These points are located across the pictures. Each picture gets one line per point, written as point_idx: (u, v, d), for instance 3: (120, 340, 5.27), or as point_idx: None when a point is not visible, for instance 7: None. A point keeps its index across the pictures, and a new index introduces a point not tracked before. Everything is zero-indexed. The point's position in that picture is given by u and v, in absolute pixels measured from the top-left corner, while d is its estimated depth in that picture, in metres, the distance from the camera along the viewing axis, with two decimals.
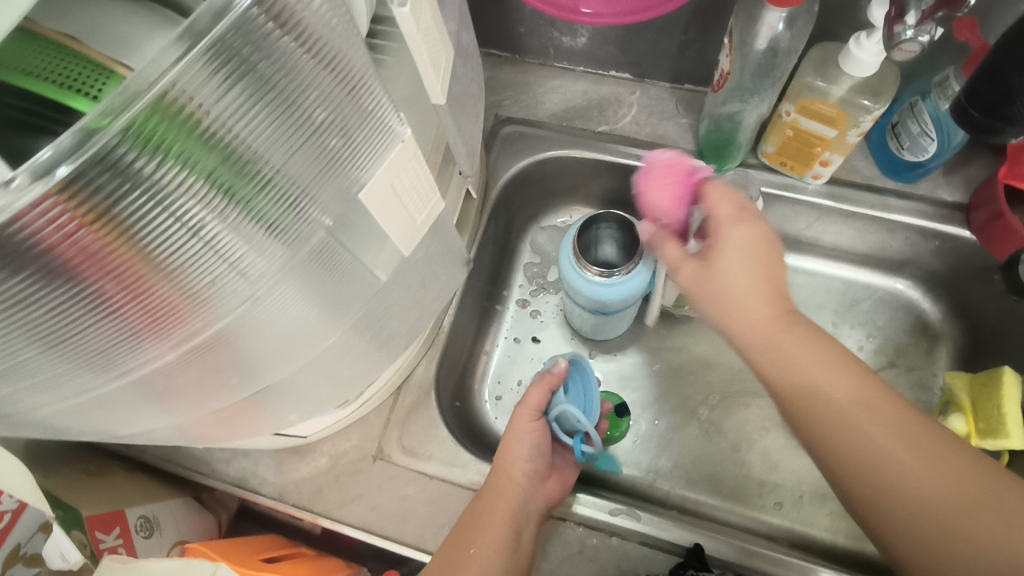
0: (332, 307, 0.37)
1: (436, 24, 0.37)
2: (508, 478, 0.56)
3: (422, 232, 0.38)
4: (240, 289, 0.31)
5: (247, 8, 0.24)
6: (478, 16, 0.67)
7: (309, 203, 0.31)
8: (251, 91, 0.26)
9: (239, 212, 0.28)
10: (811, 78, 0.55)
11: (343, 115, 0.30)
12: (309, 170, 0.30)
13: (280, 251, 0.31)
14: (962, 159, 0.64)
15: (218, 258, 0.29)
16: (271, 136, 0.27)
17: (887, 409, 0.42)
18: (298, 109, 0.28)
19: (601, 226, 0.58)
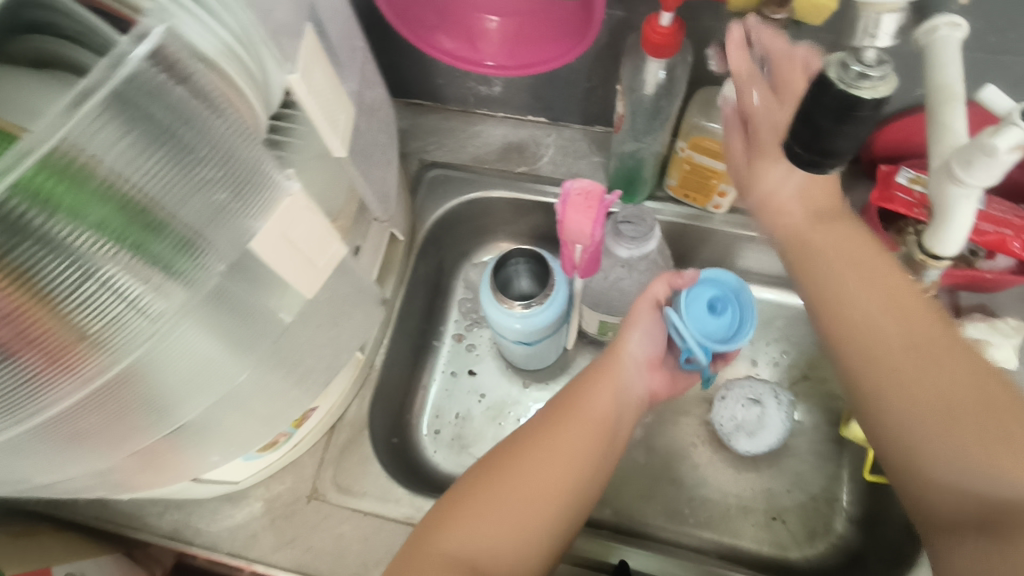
0: (235, 345, 0.38)
1: (331, 86, 0.40)
2: (616, 365, 0.58)
3: (324, 275, 0.41)
4: (141, 329, 0.32)
5: (141, 63, 0.27)
6: (398, 69, 0.72)
7: (207, 246, 0.33)
8: (146, 139, 0.29)
9: (135, 255, 0.30)
10: (698, 120, 0.60)
11: (235, 163, 0.33)
12: (206, 215, 0.32)
13: (181, 291, 0.33)
14: (846, 185, 0.68)
15: (116, 298, 0.30)
16: (165, 183, 0.30)
17: (934, 340, 0.41)
18: (190, 155, 0.30)
19: (516, 262, 0.61)
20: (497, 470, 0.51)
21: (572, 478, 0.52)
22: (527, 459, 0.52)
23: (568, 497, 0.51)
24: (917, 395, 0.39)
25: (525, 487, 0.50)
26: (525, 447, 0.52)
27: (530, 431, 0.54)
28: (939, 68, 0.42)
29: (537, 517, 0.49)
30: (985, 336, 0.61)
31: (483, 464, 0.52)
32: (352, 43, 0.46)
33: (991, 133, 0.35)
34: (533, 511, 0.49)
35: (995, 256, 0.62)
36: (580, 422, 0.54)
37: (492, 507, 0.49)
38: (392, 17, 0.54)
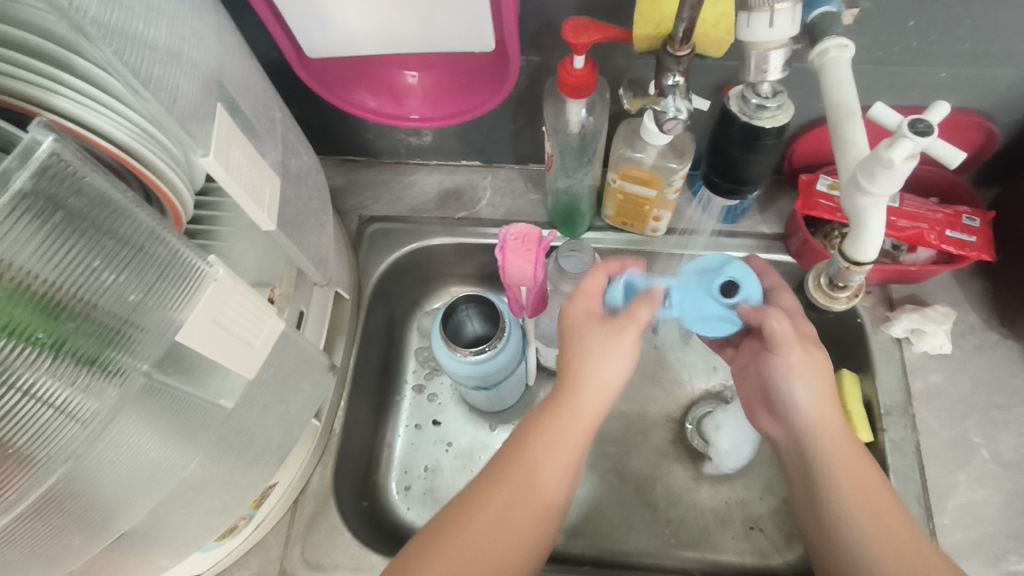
0: (173, 439, 0.36)
1: (250, 162, 0.40)
2: (580, 409, 0.51)
3: (264, 353, 0.39)
4: (73, 435, 0.30)
5: (52, 154, 0.24)
6: (327, 129, 0.72)
7: (137, 334, 0.31)
8: (58, 235, 0.26)
9: (59, 356, 0.28)
10: (624, 150, 0.62)
11: (152, 252, 0.30)
12: (127, 304, 0.30)
13: (112, 388, 0.30)
14: (772, 196, 0.71)
15: (43, 407, 0.28)
16: (81, 274, 0.28)
17: (866, 479, 0.50)
18: (109, 246, 0.28)
19: (461, 311, 0.61)
20: (488, 491, 0.50)
21: (553, 493, 0.50)
22: (509, 489, 0.49)
23: (551, 502, 0.50)
24: (841, 503, 0.49)
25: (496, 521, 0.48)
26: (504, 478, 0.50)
27: (519, 442, 0.52)
28: (832, 87, 0.45)
29: (516, 546, 0.48)
30: (918, 326, 0.64)
31: (460, 501, 0.50)
32: (269, 115, 0.46)
33: (884, 147, 0.37)
34: (513, 541, 0.48)
35: (916, 249, 0.65)
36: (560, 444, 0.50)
37: (479, 534, 0.48)
38: (309, 81, 0.54)
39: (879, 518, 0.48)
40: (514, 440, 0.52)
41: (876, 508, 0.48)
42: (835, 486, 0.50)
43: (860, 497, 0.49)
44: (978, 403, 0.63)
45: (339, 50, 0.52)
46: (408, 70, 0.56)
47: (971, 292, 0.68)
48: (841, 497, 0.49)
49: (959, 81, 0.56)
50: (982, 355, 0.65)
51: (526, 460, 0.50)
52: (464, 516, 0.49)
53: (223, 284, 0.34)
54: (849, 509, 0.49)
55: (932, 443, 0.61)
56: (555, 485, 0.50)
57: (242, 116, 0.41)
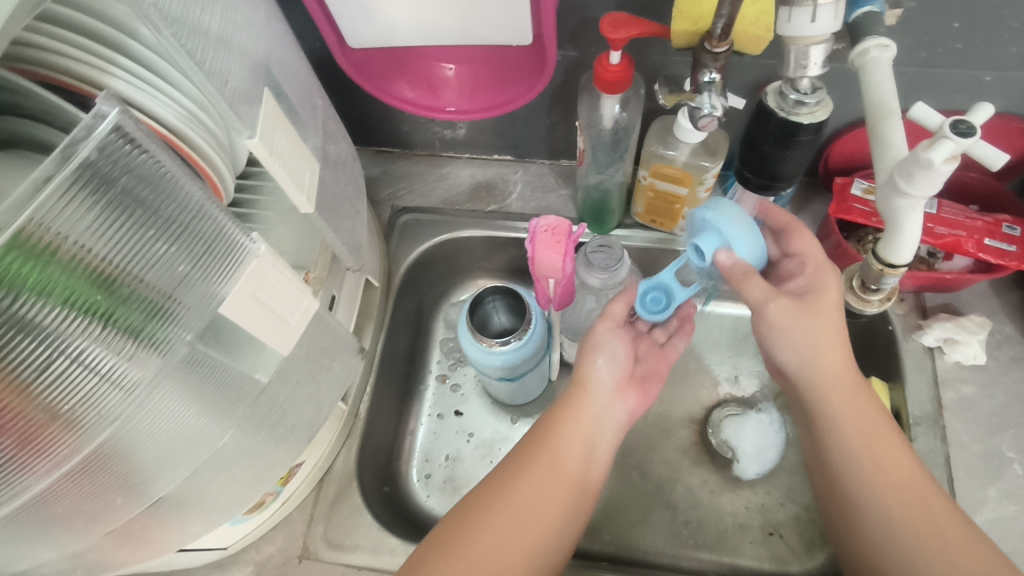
0: (210, 409, 0.37)
1: (293, 146, 0.42)
2: (586, 398, 0.55)
3: (298, 331, 0.40)
4: (117, 401, 0.31)
5: (108, 133, 0.26)
6: (363, 119, 0.73)
7: (180, 308, 0.32)
8: (111, 211, 0.28)
9: (107, 325, 0.29)
10: (657, 148, 0.62)
11: (197, 230, 0.32)
12: (172, 279, 0.31)
13: (154, 358, 0.32)
14: (806, 199, 0.71)
15: (89, 372, 0.29)
16: (131, 247, 0.29)
17: (883, 436, 0.50)
18: (158, 222, 0.30)
19: (488, 302, 0.62)
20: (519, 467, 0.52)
21: (580, 464, 0.53)
22: (539, 467, 0.52)
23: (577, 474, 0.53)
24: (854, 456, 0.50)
25: (526, 499, 0.50)
26: (529, 457, 0.53)
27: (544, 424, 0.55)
28: (872, 87, 0.44)
29: (547, 516, 0.51)
30: (952, 335, 0.63)
31: (487, 482, 0.52)
32: (312, 102, 0.48)
33: (923, 148, 0.36)
34: (546, 509, 0.51)
35: (953, 257, 0.64)
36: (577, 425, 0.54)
37: (514, 500, 0.50)
38: (350, 70, 0.55)
39: (890, 474, 0.49)
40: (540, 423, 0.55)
41: (888, 466, 0.49)
42: (846, 440, 0.51)
43: (875, 453, 0.50)
44: (1012, 417, 0.62)
45: (380, 40, 0.53)
46: (447, 62, 0.57)
47: (1010, 304, 0.66)
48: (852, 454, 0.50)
49: (1004, 86, 0.55)
50: (1018, 368, 0.63)
51: (549, 438, 0.53)
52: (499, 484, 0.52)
53: (264, 260, 0.35)
54: (862, 461, 0.50)
55: (962, 455, 0.60)
56: (580, 459, 0.53)
57: (287, 102, 0.43)
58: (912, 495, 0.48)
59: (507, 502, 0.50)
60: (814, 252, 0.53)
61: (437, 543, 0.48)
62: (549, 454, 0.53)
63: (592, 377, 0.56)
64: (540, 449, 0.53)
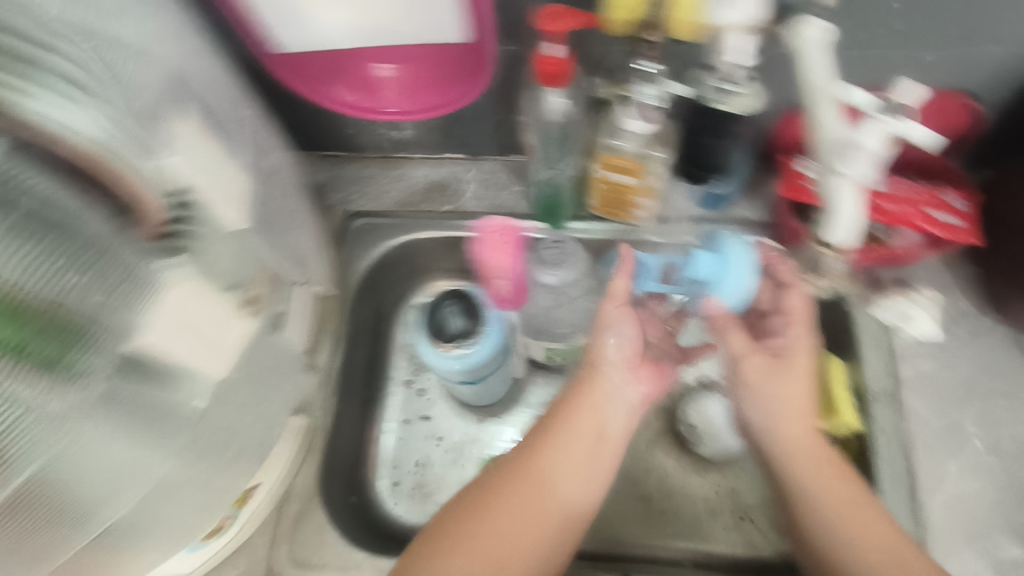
0: (151, 442, 0.37)
1: (218, 161, 0.40)
2: (596, 378, 0.55)
3: (232, 355, 0.39)
4: (45, 433, 0.31)
5: None
6: (304, 124, 0.71)
7: (102, 336, 0.33)
8: (13, 236, 0.29)
9: (21, 356, 0.29)
10: (606, 138, 0.59)
11: (111, 255, 0.33)
12: (93, 306, 0.32)
13: (78, 388, 0.32)
14: (759, 183, 0.71)
15: (8, 405, 0.29)
16: (42, 277, 0.30)
17: (843, 483, 0.51)
18: (68, 250, 0.31)
19: (443, 305, 0.60)
20: (509, 484, 0.52)
21: (574, 484, 0.53)
22: (528, 485, 0.52)
23: (570, 492, 0.53)
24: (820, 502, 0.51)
25: (532, 485, 0.52)
26: (540, 441, 0.54)
27: (540, 437, 0.54)
28: (812, 71, 0.44)
29: (535, 534, 0.50)
30: (907, 310, 0.64)
31: (502, 460, 0.54)
32: (239, 112, 0.46)
33: (856, 129, 0.41)
34: (533, 528, 0.50)
35: (905, 233, 0.64)
36: (570, 439, 0.53)
37: (501, 518, 0.50)
38: (285, 74, 0.53)
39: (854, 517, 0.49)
40: (534, 433, 0.55)
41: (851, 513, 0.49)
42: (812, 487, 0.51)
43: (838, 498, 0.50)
44: (967, 389, 0.63)
45: (311, 43, 0.51)
46: (384, 63, 0.55)
47: (961, 277, 0.67)
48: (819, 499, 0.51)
49: (943, 64, 0.56)
50: (975, 342, 0.65)
51: (541, 456, 0.53)
52: (486, 500, 0.51)
53: (179, 291, 0.35)
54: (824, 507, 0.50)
55: (924, 431, 0.61)
56: (573, 479, 0.53)
57: (210, 114, 0.41)
58: (879, 537, 0.48)
59: (493, 521, 0.50)
60: (801, 312, 0.54)
61: (448, 518, 0.51)
62: (556, 438, 0.54)
63: (603, 357, 0.55)
64: (532, 465, 0.53)
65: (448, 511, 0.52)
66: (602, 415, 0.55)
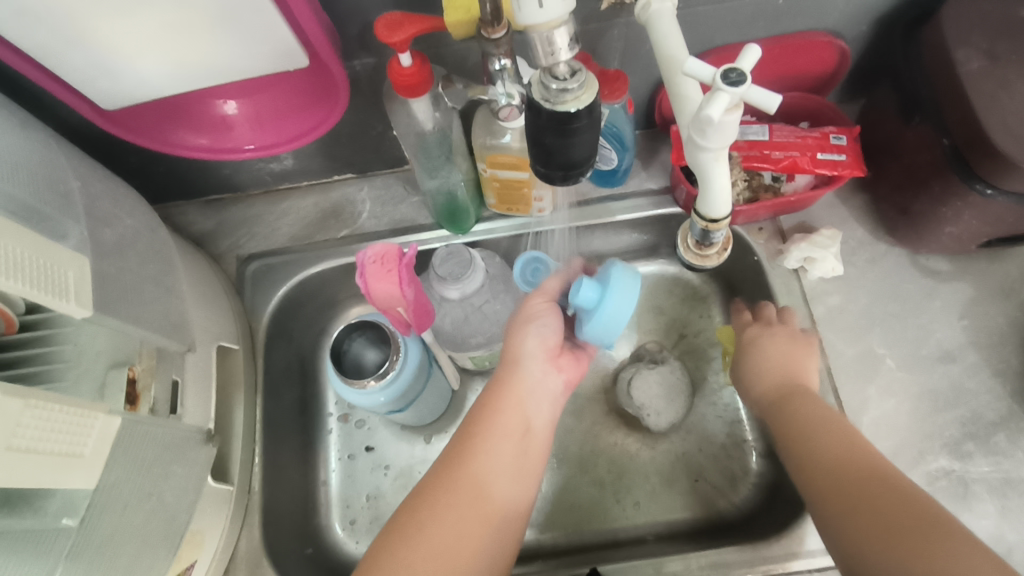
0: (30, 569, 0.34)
1: (36, 251, 0.36)
2: (517, 375, 0.55)
3: (102, 458, 0.36)
4: None
5: None
6: (174, 174, 0.66)
7: None
8: None
9: None
10: (484, 138, 0.58)
11: None
12: None
13: None
14: (652, 151, 0.70)
15: None
16: None
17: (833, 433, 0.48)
18: None
19: (352, 341, 0.58)
20: (439, 497, 0.49)
21: (506, 482, 0.52)
22: (460, 491, 0.50)
23: (503, 489, 0.51)
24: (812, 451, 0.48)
25: (464, 493, 0.50)
26: (466, 446, 0.52)
27: (465, 440, 0.53)
28: (661, 40, 0.43)
29: (475, 539, 0.48)
30: (809, 254, 0.65)
31: (426, 478, 0.51)
32: (62, 189, 0.42)
33: (706, 102, 0.35)
34: (471, 533, 0.48)
35: (794, 177, 0.65)
36: (497, 437, 0.53)
37: (438, 531, 0.47)
38: (122, 133, 0.50)
39: (846, 459, 0.46)
40: (459, 439, 0.53)
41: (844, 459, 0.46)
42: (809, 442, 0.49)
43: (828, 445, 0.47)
44: (878, 315, 0.65)
45: (137, 96, 0.47)
46: (227, 100, 0.51)
47: (856, 207, 0.68)
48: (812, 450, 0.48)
49: (794, 7, 0.56)
50: (873, 268, 0.66)
51: (469, 460, 0.51)
52: (419, 517, 0.48)
53: (6, 405, 0.30)
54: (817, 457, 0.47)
55: (841, 362, 0.63)
56: (505, 476, 0.52)
57: (17, 203, 0.37)
58: (869, 475, 0.44)
59: (429, 537, 0.47)
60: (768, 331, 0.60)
61: (379, 550, 0.47)
62: (484, 442, 0.52)
63: (521, 352, 0.55)
64: (460, 471, 0.51)
65: (378, 540, 0.48)
66: (526, 410, 0.55)
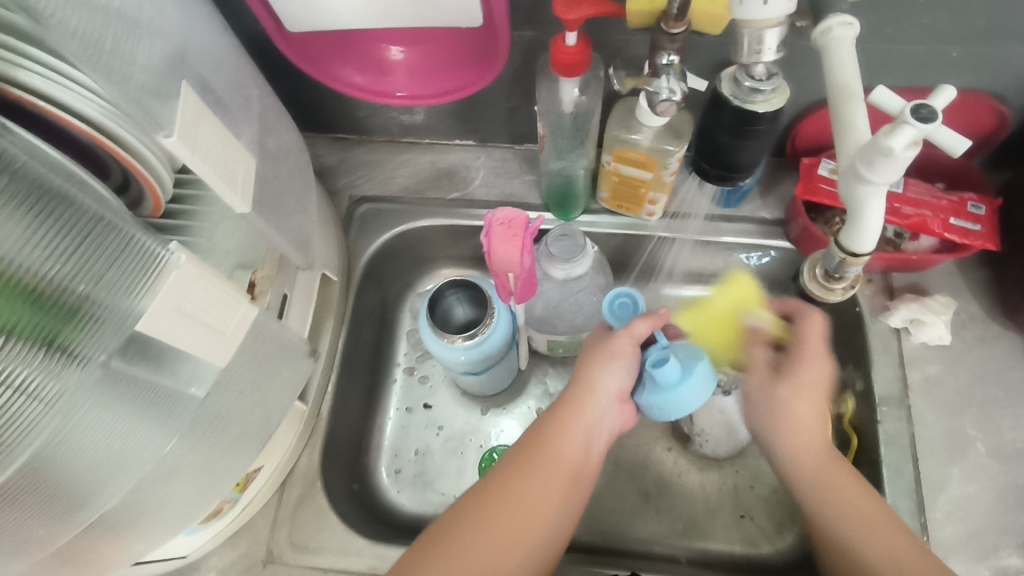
0: (151, 412, 0.37)
1: (223, 142, 0.39)
2: (589, 401, 0.54)
3: (236, 340, 0.38)
4: (37, 414, 0.30)
5: None
6: (314, 105, 0.69)
7: (97, 319, 0.31)
8: (7, 211, 0.27)
9: (13, 338, 0.28)
10: (619, 132, 0.59)
11: (105, 228, 0.30)
12: (101, 289, 0.31)
13: (78, 372, 0.31)
14: (773, 180, 0.69)
15: (9, 392, 0.29)
16: (43, 256, 0.29)
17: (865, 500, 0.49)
18: (65, 223, 0.29)
19: (449, 296, 0.60)
20: (495, 497, 0.49)
21: (560, 504, 0.51)
22: (516, 499, 0.49)
23: (556, 510, 0.50)
24: (845, 522, 0.48)
25: (521, 502, 0.49)
26: (526, 458, 0.52)
27: (529, 448, 0.52)
28: (836, 67, 0.42)
29: (520, 551, 0.47)
30: (918, 316, 0.63)
31: (490, 478, 0.51)
32: (244, 92, 0.45)
33: (886, 133, 0.35)
34: (519, 544, 0.48)
35: (919, 237, 0.64)
36: (562, 454, 0.52)
37: (488, 532, 0.47)
38: (295, 59, 0.52)
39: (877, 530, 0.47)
40: (526, 446, 0.53)
41: (876, 531, 0.47)
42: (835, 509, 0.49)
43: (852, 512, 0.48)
44: (976, 396, 0.62)
45: (318, 25, 0.50)
46: (393, 45, 0.54)
47: (975, 282, 0.66)
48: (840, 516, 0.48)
49: (969, 62, 0.54)
50: (981, 347, 0.64)
51: (529, 471, 0.51)
52: (473, 512, 0.48)
53: (186, 272, 0.32)
54: (849, 528, 0.47)
55: (927, 434, 0.60)
56: (559, 499, 0.51)
57: (214, 94, 0.40)
58: (904, 554, 0.45)
59: (479, 535, 0.47)
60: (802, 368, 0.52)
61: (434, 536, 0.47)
62: (546, 454, 0.52)
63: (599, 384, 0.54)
64: (519, 479, 0.50)
65: (434, 528, 0.48)
66: (590, 436, 0.54)
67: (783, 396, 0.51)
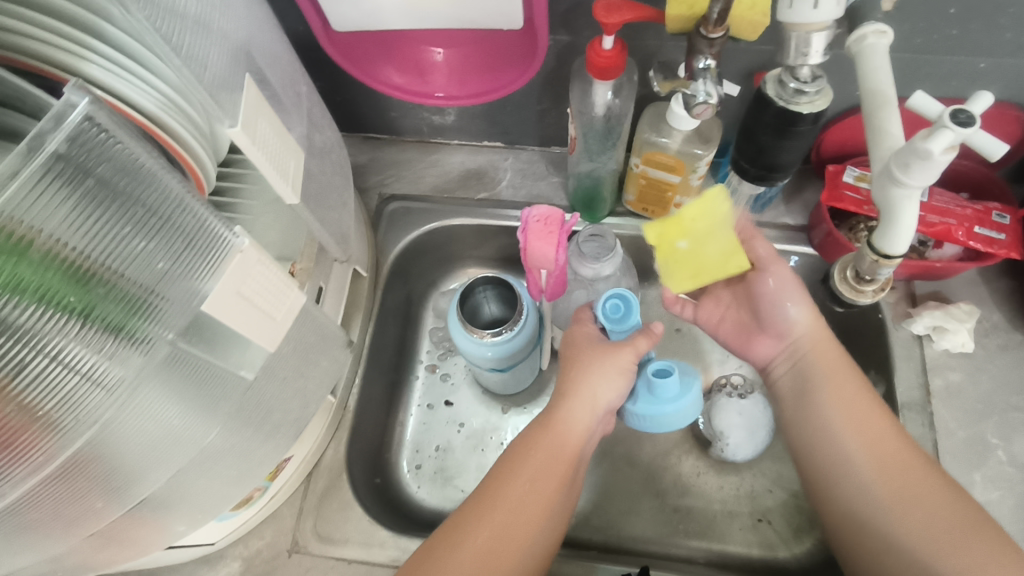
0: (193, 410, 0.37)
1: (276, 134, 0.40)
2: (579, 407, 0.53)
3: (283, 328, 0.40)
4: (99, 400, 0.31)
5: (80, 121, 0.25)
6: (348, 105, 0.71)
7: (162, 304, 0.32)
8: (89, 203, 0.27)
9: (84, 323, 0.29)
10: (649, 134, 0.60)
11: (173, 219, 0.31)
12: (158, 273, 0.31)
13: (139, 359, 0.32)
14: (797, 187, 0.71)
15: (70, 372, 0.29)
16: (115, 246, 0.29)
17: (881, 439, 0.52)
18: (137, 212, 0.30)
19: (480, 291, 0.61)
20: (492, 499, 0.49)
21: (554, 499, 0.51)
22: (510, 501, 0.49)
23: (550, 508, 0.51)
24: (862, 460, 0.51)
25: (515, 503, 0.49)
26: (518, 459, 0.52)
27: (522, 447, 0.52)
28: (869, 73, 0.43)
29: (517, 549, 0.48)
30: (941, 323, 0.63)
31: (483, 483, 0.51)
32: (295, 89, 0.47)
33: (924, 136, 0.36)
34: (515, 544, 0.48)
35: (943, 245, 0.64)
36: (557, 452, 0.52)
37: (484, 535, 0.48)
38: (336, 56, 0.53)
39: (895, 467, 0.50)
40: (519, 446, 0.53)
41: (890, 463, 0.50)
42: (850, 443, 0.52)
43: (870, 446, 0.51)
44: (999, 404, 0.62)
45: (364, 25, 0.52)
46: (435, 46, 0.55)
47: (998, 291, 0.66)
48: (858, 454, 0.51)
49: (998, 73, 0.55)
50: (1004, 356, 0.64)
51: (524, 472, 0.51)
52: (468, 517, 0.49)
53: (248, 255, 0.34)
54: (867, 464, 0.51)
55: (950, 442, 0.61)
56: (552, 496, 0.51)
57: (270, 87, 0.42)
58: (920, 481, 0.49)
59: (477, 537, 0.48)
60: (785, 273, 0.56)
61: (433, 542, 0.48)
62: (539, 455, 0.52)
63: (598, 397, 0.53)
64: (513, 480, 0.50)
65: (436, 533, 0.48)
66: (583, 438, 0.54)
67: (790, 296, 0.56)
